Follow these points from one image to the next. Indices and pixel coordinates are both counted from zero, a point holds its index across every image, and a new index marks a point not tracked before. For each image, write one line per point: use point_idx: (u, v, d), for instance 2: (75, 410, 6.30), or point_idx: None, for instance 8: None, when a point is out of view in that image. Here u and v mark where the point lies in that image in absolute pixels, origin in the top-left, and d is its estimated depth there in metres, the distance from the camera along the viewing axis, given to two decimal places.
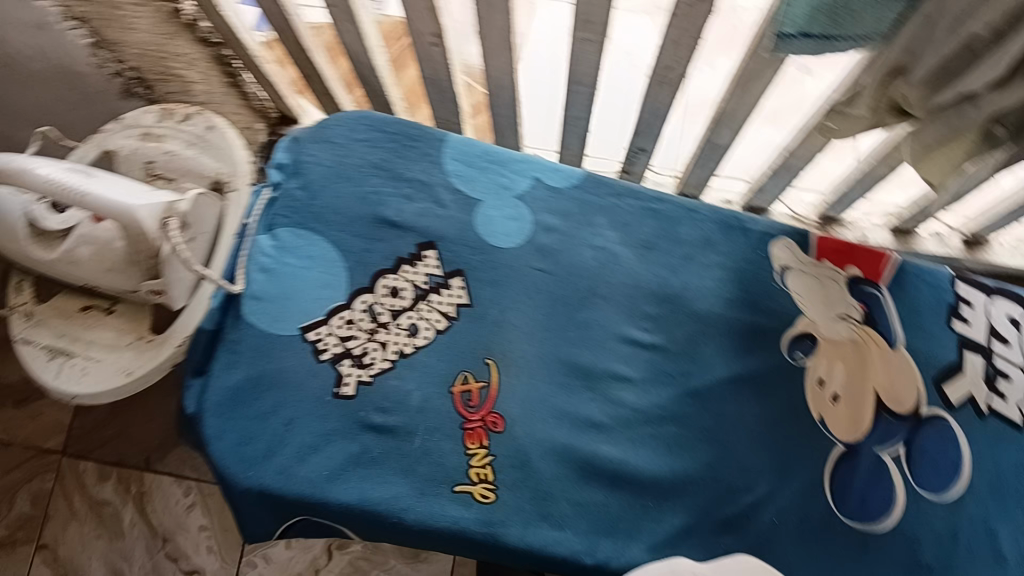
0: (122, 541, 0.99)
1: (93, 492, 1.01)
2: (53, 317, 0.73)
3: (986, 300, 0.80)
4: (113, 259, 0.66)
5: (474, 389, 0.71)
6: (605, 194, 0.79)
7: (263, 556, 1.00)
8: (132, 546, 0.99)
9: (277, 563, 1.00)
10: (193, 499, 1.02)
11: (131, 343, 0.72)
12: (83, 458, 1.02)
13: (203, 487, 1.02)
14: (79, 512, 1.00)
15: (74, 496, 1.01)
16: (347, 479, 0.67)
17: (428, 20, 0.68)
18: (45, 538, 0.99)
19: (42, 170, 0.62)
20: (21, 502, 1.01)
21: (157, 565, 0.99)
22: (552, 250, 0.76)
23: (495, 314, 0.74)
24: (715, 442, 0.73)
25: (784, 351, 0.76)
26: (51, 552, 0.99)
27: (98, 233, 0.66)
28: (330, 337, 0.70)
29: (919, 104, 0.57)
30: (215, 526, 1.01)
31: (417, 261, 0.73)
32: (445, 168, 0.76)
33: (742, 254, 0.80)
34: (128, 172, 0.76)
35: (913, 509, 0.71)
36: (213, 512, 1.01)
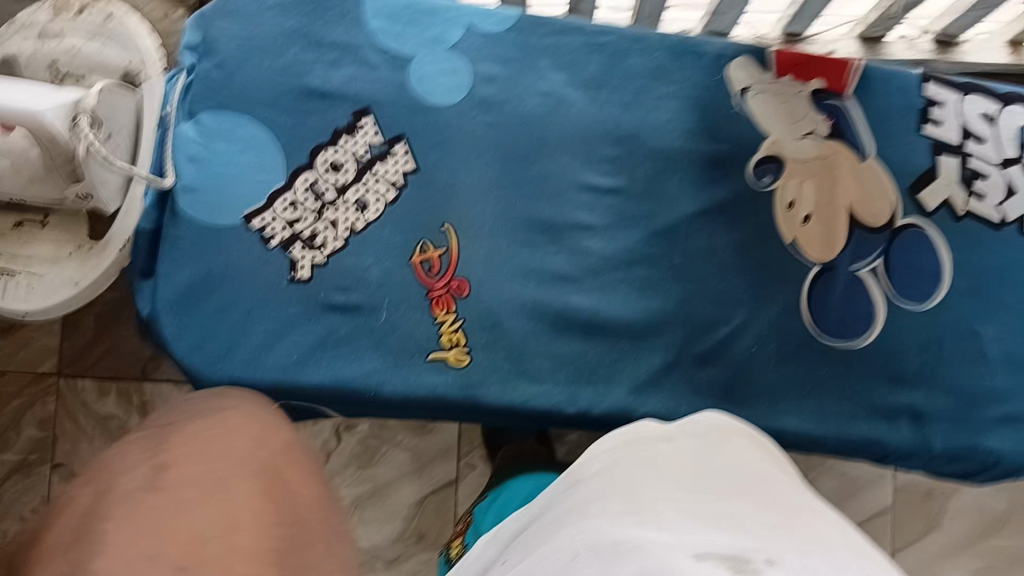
0: None
1: (95, 408, 0.94)
2: None
3: (956, 99, 0.75)
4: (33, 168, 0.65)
5: (434, 257, 0.69)
6: (545, 33, 0.74)
7: None
8: None
9: None
10: None
11: (72, 253, 0.70)
12: (80, 375, 0.94)
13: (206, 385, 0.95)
14: (86, 427, 0.94)
15: (78, 415, 0.94)
16: (319, 361, 0.65)
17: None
18: (59, 457, 0.93)
19: None
20: (27, 426, 0.94)
21: None
22: (496, 102, 0.72)
23: (444, 175, 0.70)
24: (686, 278, 0.71)
25: (750, 177, 0.73)
26: (68, 469, 0.93)
27: (11, 143, 0.64)
28: (276, 222, 0.67)
29: None
30: None
31: (355, 130, 0.70)
32: (369, 26, 0.72)
33: (698, 81, 0.75)
34: (33, 74, 0.72)
35: (890, 320, 0.71)
36: None
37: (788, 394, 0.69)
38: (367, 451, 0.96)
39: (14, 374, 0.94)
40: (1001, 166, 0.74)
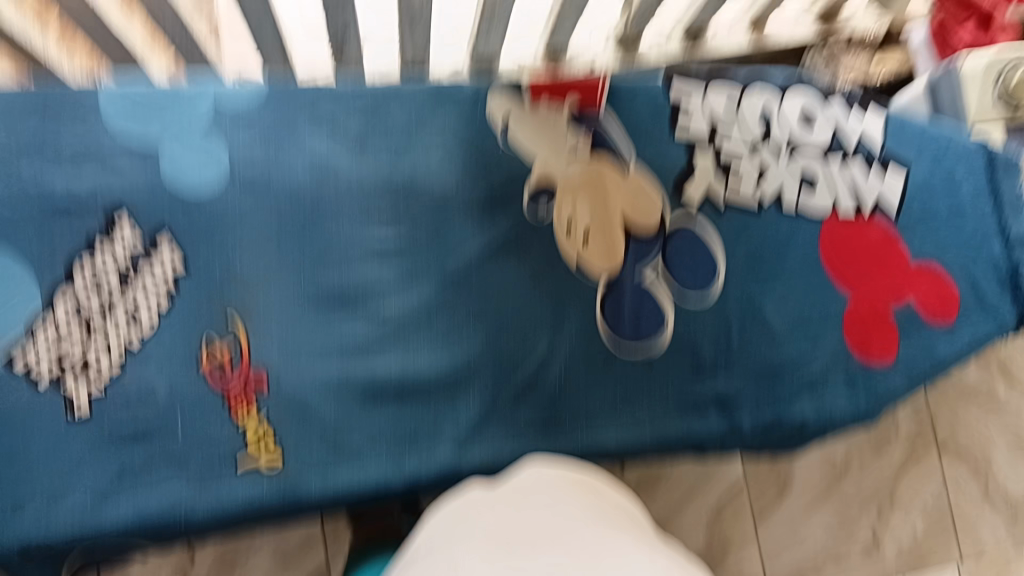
0: None
1: None
2: None
3: (701, 94, 0.80)
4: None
5: (225, 358, 0.65)
6: (299, 102, 0.72)
7: None
8: None
9: None
10: None
11: None
12: None
13: None
14: None
15: None
16: (117, 497, 0.61)
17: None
18: None
19: None
20: None
21: None
22: (259, 181, 0.69)
23: (220, 266, 0.67)
24: (487, 318, 0.71)
25: (526, 206, 0.75)
26: None
27: None
28: (43, 358, 0.62)
29: None
30: None
31: (112, 240, 0.66)
32: (107, 126, 0.68)
33: (461, 121, 0.76)
34: None
35: (682, 320, 0.74)
36: None
37: (605, 412, 0.71)
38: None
39: None
40: (750, 153, 0.78)
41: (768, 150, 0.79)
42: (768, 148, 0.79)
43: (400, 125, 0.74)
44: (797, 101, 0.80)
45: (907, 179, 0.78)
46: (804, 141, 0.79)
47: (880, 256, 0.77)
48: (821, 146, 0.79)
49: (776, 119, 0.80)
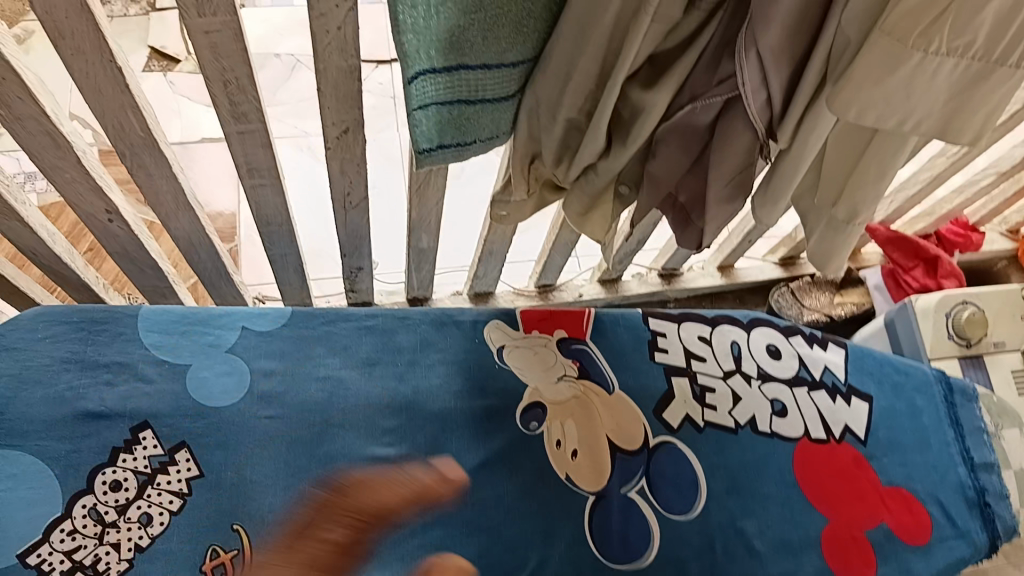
0: None
1: None
2: None
3: (677, 328, 0.89)
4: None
5: (228, 561, 0.68)
6: (316, 323, 0.82)
7: None
8: None
9: None
10: None
11: None
12: None
13: None
14: None
15: None
16: None
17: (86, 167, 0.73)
18: None
19: None
20: None
21: None
22: (276, 394, 0.76)
23: (230, 472, 0.72)
24: (480, 531, 0.74)
25: (518, 424, 0.80)
26: None
27: None
28: (54, 555, 0.65)
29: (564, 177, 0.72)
30: None
31: (135, 446, 0.71)
32: (144, 342, 0.76)
33: (460, 345, 0.84)
34: None
35: (667, 534, 0.77)
36: None
37: None
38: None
39: None
40: (725, 378, 0.86)
41: (740, 376, 0.86)
42: (741, 374, 0.87)
43: (404, 345, 0.83)
44: (762, 337, 0.90)
45: (869, 409, 0.88)
46: (772, 370, 0.88)
47: (850, 481, 0.83)
48: (792, 370, 0.88)
49: (745, 354, 0.88)
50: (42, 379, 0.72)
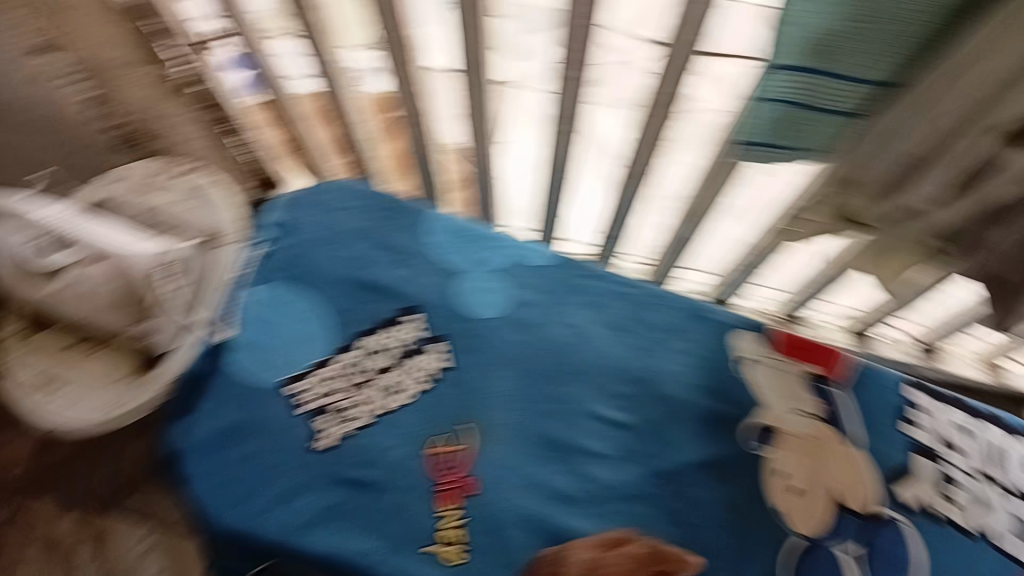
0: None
1: (52, 528, 0.87)
2: (45, 345, 0.73)
3: (931, 405, 0.77)
4: (96, 301, 0.70)
5: (449, 454, 0.73)
6: (582, 276, 0.84)
7: None
8: None
9: None
10: (149, 545, 0.86)
11: (121, 378, 0.73)
12: (36, 496, 0.88)
13: (170, 538, 0.86)
14: (30, 556, 0.86)
15: (36, 528, 0.87)
16: (319, 529, 0.68)
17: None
18: None
19: (39, 214, 0.68)
20: None
21: None
22: (530, 324, 0.80)
23: (473, 377, 0.77)
24: (681, 525, 0.72)
25: (740, 441, 0.77)
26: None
27: (87, 275, 0.69)
28: (311, 391, 0.72)
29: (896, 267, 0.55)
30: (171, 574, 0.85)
31: (402, 324, 0.77)
32: (429, 239, 0.81)
33: (708, 344, 0.82)
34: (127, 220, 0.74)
35: None
36: (171, 560, 0.85)
37: None
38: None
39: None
40: (988, 480, 0.71)
41: (998, 487, 0.70)
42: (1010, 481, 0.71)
43: (656, 324, 0.82)
44: None
45: None
46: None
47: None
48: None
49: None
50: (343, 242, 0.79)
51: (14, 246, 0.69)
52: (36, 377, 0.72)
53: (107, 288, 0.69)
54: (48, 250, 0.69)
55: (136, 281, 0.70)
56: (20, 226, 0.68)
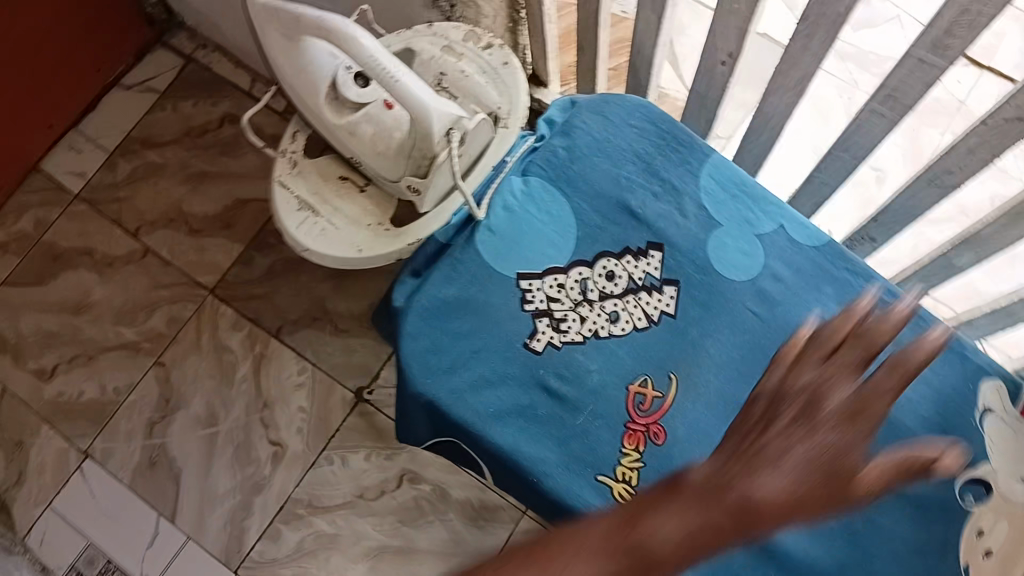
0: (230, 389, 1.17)
1: (223, 336, 1.19)
2: (313, 173, 0.76)
3: None
4: (389, 145, 0.71)
5: (649, 395, 0.71)
6: (844, 267, 0.74)
7: (342, 458, 1.13)
8: (236, 397, 1.16)
9: (351, 471, 1.13)
10: (303, 380, 1.16)
11: (371, 224, 0.75)
12: (226, 303, 1.20)
13: (316, 374, 1.16)
14: (204, 347, 1.18)
15: (205, 332, 1.19)
16: (508, 424, 0.70)
17: (731, 38, 0.71)
18: (166, 358, 1.19)
19: (365, 41, 0.65)
20: (158, 318, 1.20)
21: (251, 424, 1.15)
22: (773, 299, 0.74)
23: (695, 333, 0.73)
24: (858, 548, 0.69)
25: (955, 489, 0.69)
26: (165, 370, 1.18)
27: (385, 118, 0.71)
28: (539, 291, 0.73)
29: None
30: (312, 412, 1.15)
31: (641, 256, 0.75)
32: (699, 180, 0.77)
33: (951, 381, 0.72)
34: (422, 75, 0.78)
35: None
36: (315, 399, 1.15)
37: None
38: (418, 509, 1.11)
39: (179, 274, 1.21)
40: None
41: None
42: None
43: (905, 342, 0.70)
44: None
45: None
46: None
47: None
48: None
49: None
50: (612, 160, 0.77)
51: (337, 67, 0.70)
52: (300, 198, 0.75)
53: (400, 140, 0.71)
54: (349, 86, 0.71)
55: (427, 143, 0.69)
56: (326, 50, 0.69)
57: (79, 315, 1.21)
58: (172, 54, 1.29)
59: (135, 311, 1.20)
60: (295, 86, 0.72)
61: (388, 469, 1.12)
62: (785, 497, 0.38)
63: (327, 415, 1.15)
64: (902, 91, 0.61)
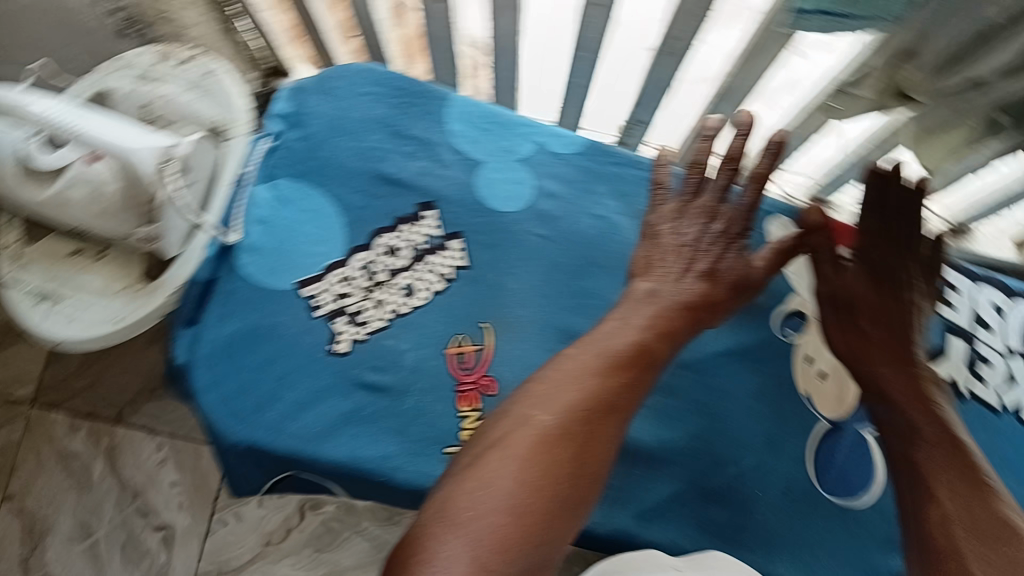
0: (91, 494, 0.94)
1: (62, 443, 0.96)
2: (42, 258, 0.70)
3: (970, 287, 0.78)
4: (103, 202, 0.65)
5: (469, 352, 0.69)
6: (609, 162, 0.76)
7: (235, 514, 0.94)
8: (101, 499, 0.94)
9: (248, 523, 0.93)
10: (164, 455, 0.96)
11: (120, 291, 0.70)
12: (53, 409, 0.97)
13: (177, 444, 0.96)
14: (47, 462, 0.96)
15: (42, 448, 0.96)
16: (339, 437, 0.66)
17: None
18: (11, 489, 0.95)
19: (37, 106, 0.64)
20: None
21: (127, 520, 0.94)
22: (552, 217, 0.74)
23: (492, 273, 0.72)
24: (707, 416, 0.71)
25: (773, 327, 0.73)
26: (17, 503, 0.95)
27: (92, 174, 0.64)
28: (326, 293, 0.69)
29: (925, 87, 0.51)
30: (187, 483, 0.95)
31: (415, 220, 0.73)
32: (446, 126, 0.75)
33: None
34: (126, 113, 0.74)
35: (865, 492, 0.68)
36: (186, 468, 0.95)
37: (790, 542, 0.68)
38: (329, 534, 0.92)
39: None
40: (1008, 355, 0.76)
41: None
42: None
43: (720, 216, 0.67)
44: None
45: None
46: None
47: None
48: None
49: None
50: (354, 135, 0.74)
51: (17, 143, 0.64)
52: (36, 291, 0.69)
53: (113, 193, 0.65)
54: (36, 151, 0.64)
55: (143, 188, 0.65)
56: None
57: None
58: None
59: None
60: None
61: (285, 506, 0.93)
62: (520, 487, 0.43)
63: None
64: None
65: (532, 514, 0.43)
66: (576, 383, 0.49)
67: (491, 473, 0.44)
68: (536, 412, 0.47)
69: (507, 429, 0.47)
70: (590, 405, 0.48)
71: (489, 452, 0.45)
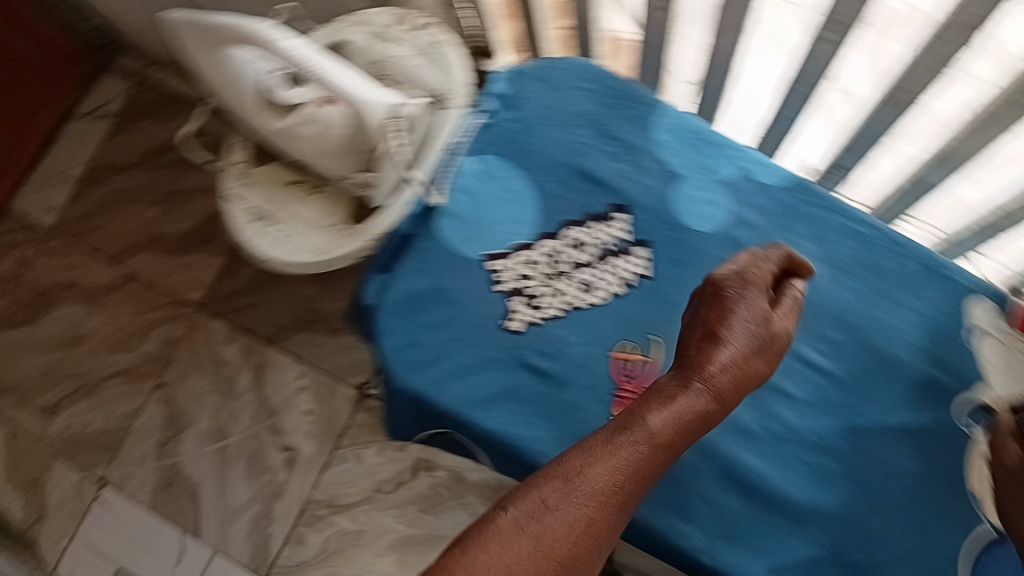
0: None
1: None
2: (265, 182, 0.77)
3: None
4: (329, 143, 0.71)
5: (634, 361, 0.69)
6: (814, 203, 0.74)
7: None
8: None
9: None
10: None
11: (328, 227, 0.75)
12: None
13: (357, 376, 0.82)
14: None
15: None
16: (493, 408, 0.68)
17: None
18: None
19: (284, 42, 0.66)
20: None
21: None
22: (745, 245, 0.73)
23: (671, 289, 0.72)
24: (862, 484, 0.67)
25: (955, 415, 0.69)
26: None
27: (322, 116, 0.69)
28: (509, 271, 0.71)
29: None
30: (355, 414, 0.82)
31: (605, 221, 0.73)
32: (655, 136, 0.76)
33: (942, 307, 0.71)
34: (357, 64, 0.79)
35: None
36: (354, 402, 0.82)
37: None
38: None
39: None
40: None
41: None
42: None
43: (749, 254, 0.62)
44: None
45: None
46: None
47: None
48: None
49: None
50: (567, 128, 0.76)
51: (263, 73, 0.70)
52: (259, 214, 0.77)
53: (341, 132, 0.69)
54: (276, 86, 0.70)
55: (362, 129, 0.68)
56: (245, 57, 0.69)
57: (76, 345, 1.47)
58: (121, 80, 1.58)
59: (128, 338, 1.47)
60: (232, 95, 0.72)
61: None
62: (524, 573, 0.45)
63: (333, 412, 1.41)
64: (841, 20, 0.61)
65: (574, 565, 0.47)
66: (606, 473, 0.50)
67: (550, 526, 0.47)
68: (610, 468, 0.50)
69: (585, 477, 0.50)
70: (653, 470, 0.52)
71: (566, 503, 0.48)
